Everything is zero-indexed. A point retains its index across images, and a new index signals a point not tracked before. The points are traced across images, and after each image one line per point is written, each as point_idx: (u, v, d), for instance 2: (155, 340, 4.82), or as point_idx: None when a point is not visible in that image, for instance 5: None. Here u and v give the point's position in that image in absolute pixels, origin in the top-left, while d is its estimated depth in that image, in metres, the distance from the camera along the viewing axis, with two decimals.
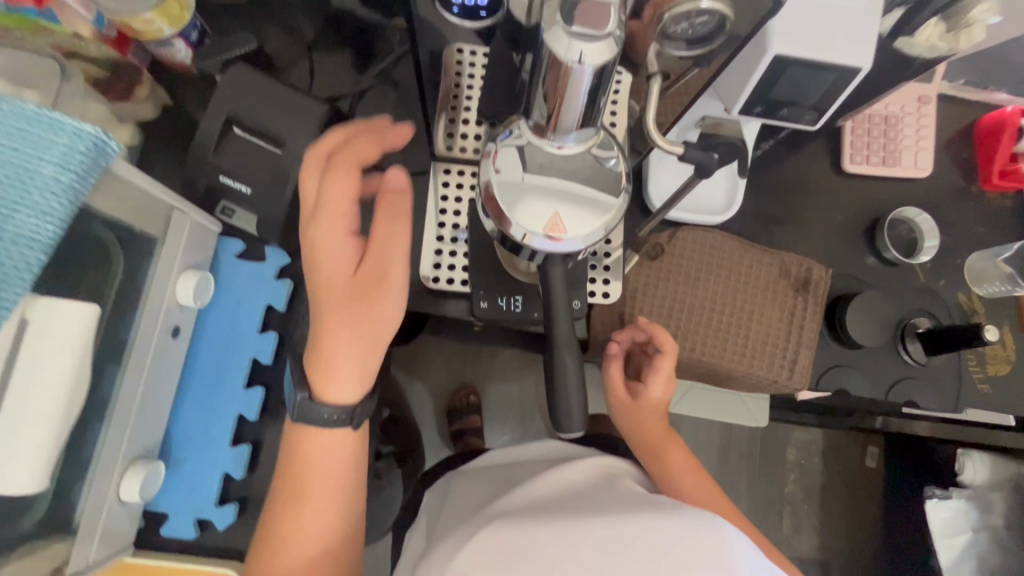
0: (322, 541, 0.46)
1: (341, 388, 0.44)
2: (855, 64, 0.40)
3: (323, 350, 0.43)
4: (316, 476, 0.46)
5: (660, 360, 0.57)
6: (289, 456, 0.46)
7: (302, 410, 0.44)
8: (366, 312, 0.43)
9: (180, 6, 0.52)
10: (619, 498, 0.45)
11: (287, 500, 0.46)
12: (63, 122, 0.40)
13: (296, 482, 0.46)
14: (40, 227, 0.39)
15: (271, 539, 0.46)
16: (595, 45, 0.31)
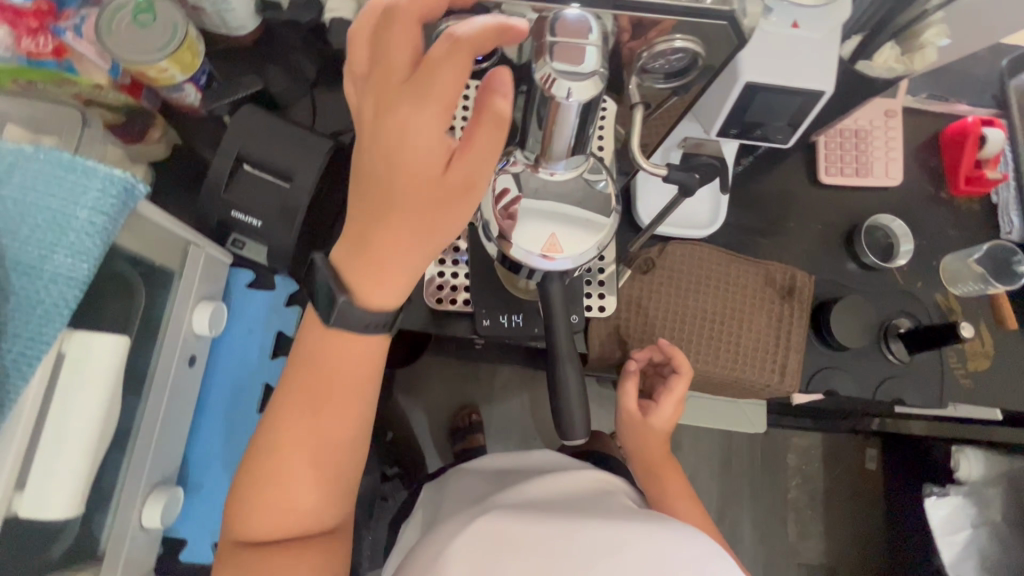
0: (332, 443, 0.45)
1: (389, 291, 0.40)
2: (819, 88, 0.44)
3: (373, 245, 0.38)
4: (335, 377, 0.44)
5: (674, 382, 0.63)
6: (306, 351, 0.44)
7: (338, 312, 0.40)
8: (434, 216, 0.37)
9: (192, 54, 0.56)
10: (609, 507, 0.56)
11: (301, 399, 0.44)
12: (96, 169, 0.42)
13: (312, 382, 0.44)
14: (77, 266, 0.42)
15: (279, 438, 0.44)
16: (582, 83, 0.34)
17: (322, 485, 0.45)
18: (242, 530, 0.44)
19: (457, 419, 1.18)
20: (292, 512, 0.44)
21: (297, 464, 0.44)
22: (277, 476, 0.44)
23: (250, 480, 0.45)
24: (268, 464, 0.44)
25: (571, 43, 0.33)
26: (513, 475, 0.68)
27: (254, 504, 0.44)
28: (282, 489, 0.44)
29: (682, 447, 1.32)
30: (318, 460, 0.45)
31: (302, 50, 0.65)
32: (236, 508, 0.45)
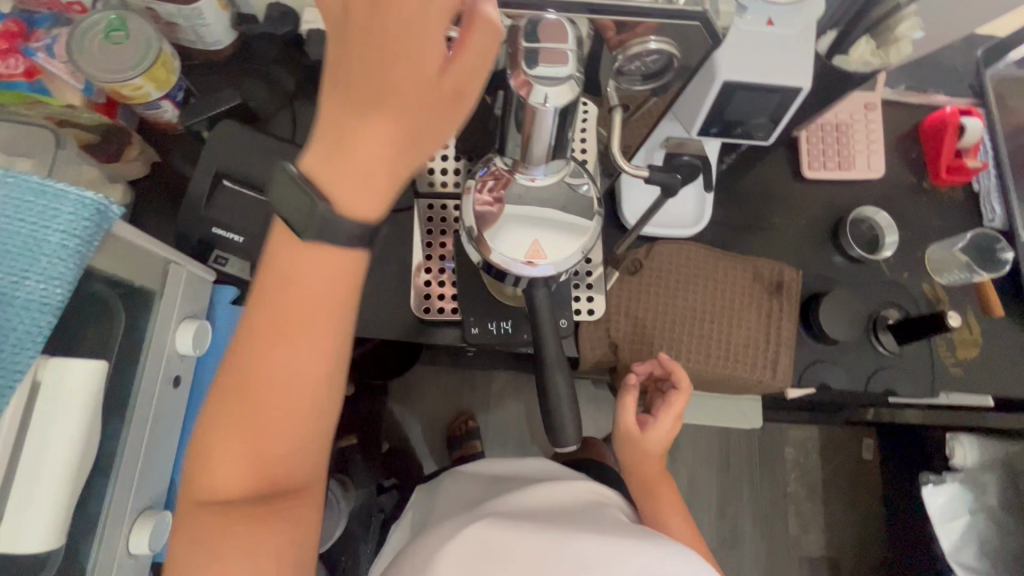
0: (299, 389, 0.34)
1: (371, 207, 0.32)
2: (796, 84, 0.44)
3: (353, 148, 0.30)
4: (307, 300, 0.33)
5: (674, 398, 0.63)
6: (271, 266, 0.34)
7: (316, 218, 0.31)
8: (425, 122, 0.31)
9: (167, 71, 0.55)
10: (599, 521, 0.56)
11: (265, 330, 0.34)
12: (67, 192, 0.36)
13: (278, 306, 0.33)
14: (51, 292, 0.36)
15: (238, 380, 0.34)
16: (558, 88, 0.34)
17: (295, 440, 0.35)
18: (195, 494, 0.35)
19: (453, 427, 1.17)
20: (259, 470, 0.35)
21: (261, 412, 0.34)
22: (237, 427, 0.34)
23: (205, 433, 0.35)
24: (225, 413, 0.35)
25: (548, 50, 0.33)
26: (511, 482, 0.67)
27: (210, 460, 0.35)
28: (246, 443, 0.34)
29: (680, 445, 1.32)
30: (289, 408, 0.35)
31: (280, 63, 0.64)
32: (188, 468, 0.35)
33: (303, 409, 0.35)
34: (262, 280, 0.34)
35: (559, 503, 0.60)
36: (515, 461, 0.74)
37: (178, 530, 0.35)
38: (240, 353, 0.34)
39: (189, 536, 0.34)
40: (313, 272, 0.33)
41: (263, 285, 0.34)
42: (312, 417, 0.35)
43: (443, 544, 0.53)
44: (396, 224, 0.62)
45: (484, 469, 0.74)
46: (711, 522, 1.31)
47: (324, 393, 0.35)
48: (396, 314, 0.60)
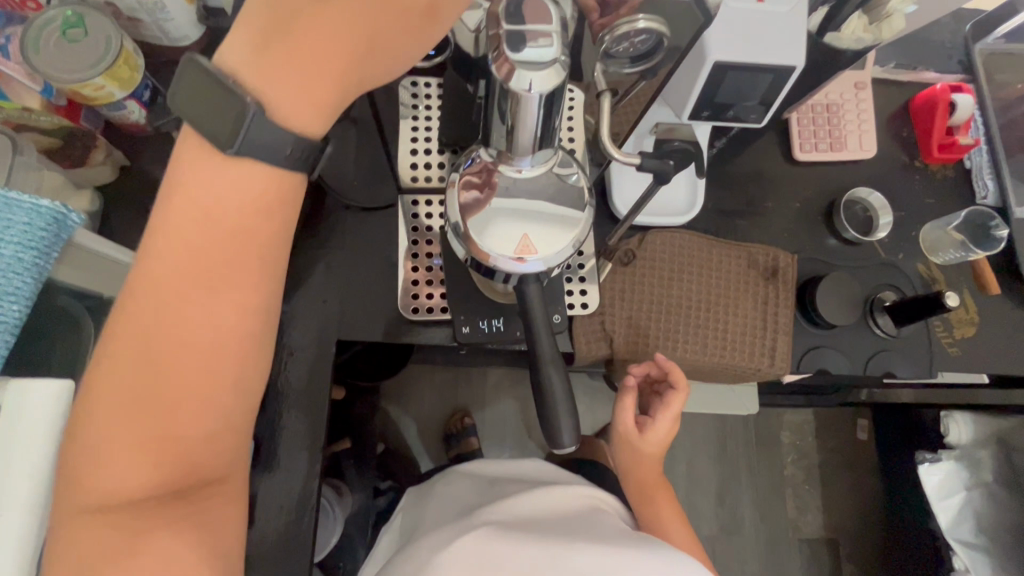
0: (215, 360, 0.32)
1: (314, 117, 0.31)
2: (789, 63, 0.42)
3: (301, 38, 0.29)
4: (218, 249, 0.31)
5: (673, 399, 0.63)
6: (172, 210, 0.31)
7: (247, 126, 0.29)
8: (380, 28, 0.30)
9: (130, 68, 0.52)
10: (599, 528, 0.55)
11: (167, 286, 0.31)
12: (18, 200, 0.35)
13: (181, 258, 0.31)
14: (6, 308, 0.35)
15: (137, 343, 0.32)
16: (542, 73, 0.32)
17: (208, 415, 0.33)
18: (84, 482, 0.32)
19: (448, 426, 1.15)
20: (164, 453, 0.32)
21: (168, 380, 0.32)
22: (138, 398, 0.32)
23: (96, 407, 0.32)
24: (122, 381, 0.32)
25: (535, 32, 0.31)
26: (504, 483, 0.66)
27: (105, 441, 0.32)
28: (149, 419, 0.32)
29: (677, 433, 1.32)
30: (199, 375, 0.32)
31: None
32: (75, 453, 0.32)
33: (216, 376, 0.33)
34: (161, 226, 0.31)
35: (555, 509, 0.59)
36: (509, 462, 0.73)
37: (62, 530, 0.31)
38: (138, 312, 0.32)
39: (78, 534, 0.31)
40: (230, 223, 0.31)
41: (163, 233, 0.31)
42: (228, 388, 0.33)
43: (439, 552, 0.53)
44: (380, 222, 0.60)
45: (476, 468, 0.72)
46: (710, 509, 1.31)
47: (240, 362, 0.33)
48: (382, 316, 0.58)
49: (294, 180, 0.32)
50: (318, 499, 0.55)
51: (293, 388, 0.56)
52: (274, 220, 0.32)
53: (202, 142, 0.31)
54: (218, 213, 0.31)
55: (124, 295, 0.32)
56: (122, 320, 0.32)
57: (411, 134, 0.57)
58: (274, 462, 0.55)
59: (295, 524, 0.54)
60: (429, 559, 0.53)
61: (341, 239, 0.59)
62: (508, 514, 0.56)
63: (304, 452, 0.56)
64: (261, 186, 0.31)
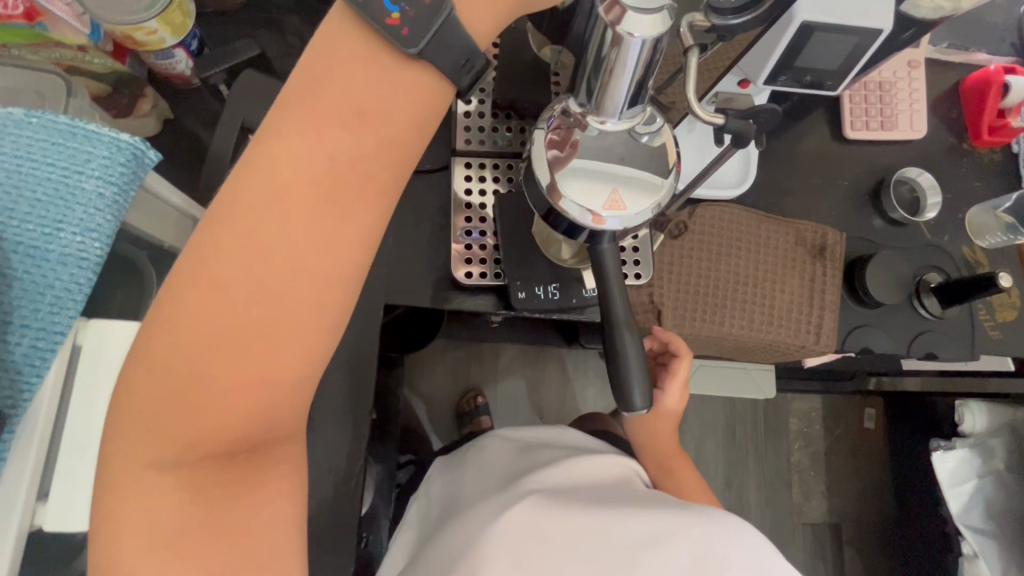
0: (315, 298, 0.28)
1: (489, 25, 0.28)
2: (877, 26, 0.42)
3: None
4: (342, 177, 0.27)
5: (678, 366, 0.62)
6: (294, 121, 0.26)
7: (438, 24, 0.25)
8: None
9: (183, 15, 0.51)
10: (639, 494, 0.55)
11: (271, 214, 0.26)
12: (100, 133, 0.38)
13: (297, 182, 0.26)
14: (87, 244, 0.38)
15: (228, 279, 0.27)
16: (648, 18, 0.31)
17: (300, 369, 0.29)
18: (156, 429, 0.28)
19: (462, 404, 1.15)
20: (248, 404, 0.28)
21: (265, 324, 0.27)
22: (224, 343, 0.27)
23: (171, 347, 0.27)
24: (205, 322, 0.27)
25: None
26: (539, 450, 0.65)
27: (186, 387, 0.28)
28: (235, 369, 0.28)
29: (688, 417, 1.33)
30: (299, 323, 0.28)
31: (295, 10, 0.59)
32: (149, 390, 0.28)
33: (314, 327, 0.28)
34: (284, 130, 0.26)
35: (596, 478, 0.58)
36: (544, 430, 0.71)
37: (122, 484, 0.28)
38: (232, 241, 0.26)
39: (143, 490, 0.28)
40: (366, 136, 0.27)
41: (277, 145, 0.26)
42: (324, 342, 0.29)
43: (489, 523, 0.52)
44: (432, 185, 0.58)
45: (507, 434, 0.71)
46: (717, 492, 1.32)
47: (340, 313, 0.29)
48: (432, 280, 0.57)
49: (444, 95, 0.28)
50: (364, 462, 0.55)
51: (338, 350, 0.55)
52: (408, 148, 0.28)
53: (361, 31, 0.26)
54: (354, 127, 0.26)
55: (213, 216, 0.27)
56: (208, 247, 0.27)
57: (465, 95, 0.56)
58: (318, 423, 0.54)
59: (342, 486, 0.54)
60: (478, 532, 0.52)
61: None
62: (545, 479, 0.56)
63: (348, 414, 0.55)
64: (411, 105, 0.27)
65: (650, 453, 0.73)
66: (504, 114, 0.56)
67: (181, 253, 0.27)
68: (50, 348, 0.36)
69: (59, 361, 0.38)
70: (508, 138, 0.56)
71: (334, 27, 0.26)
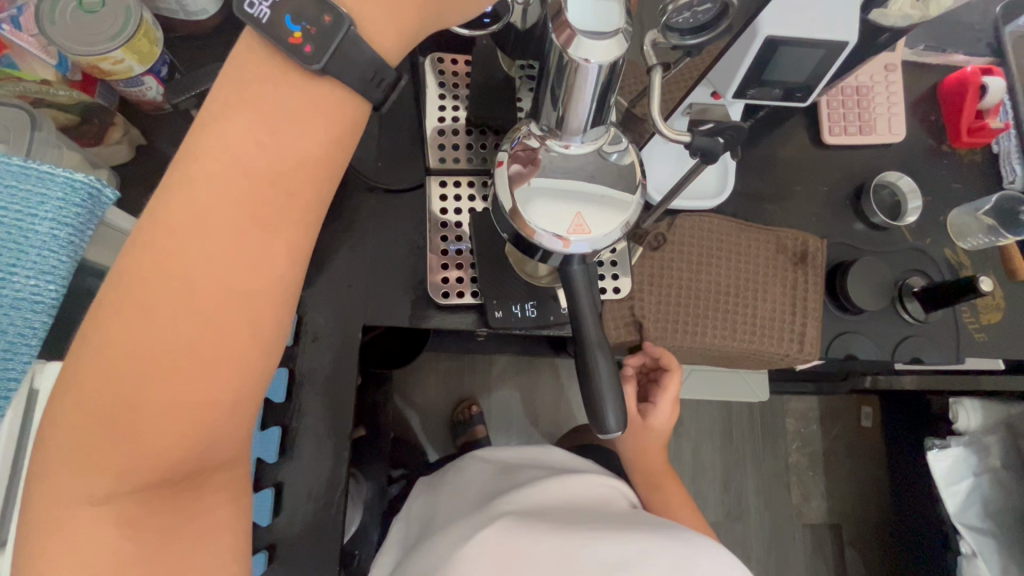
0: (253, 317, 0.29)
1: (393, 42, 0.29)
2: (841, 39, 0.41)
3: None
4: (266, 193, 0.28)
5: (667, 381, 0.64)
6: (214, 140, 0.27)
7: (338, 42, 0.27)
8: None
9: (150, 42, 0.51)
10: (616, 516, 0.55)
11: (200, 238, 0.27)
12: (53, 173, 0.38)
13: (222, 200, 0.27)
14: (41, 288, 0.38)
15: (156, 305, 0.27)
16: (604, 44, 0.31)
17: (239, 387, 0.30)
18: (87, 460, 0.28)
19: (456, 415, 1.14)
20: (188, 431, 0.29)
21: (197, 345, 0.28)
22: (157, 369, 0.27)
23: (100, 374, 0.27)
24: (133, 346, 0.27)
25: (596, 3, 0.30)
26: (519, 471, 0.65)
27: (118, 414, 0.28)
28: (169, 392, 0.28)
29: (683, 421, 1.32)
30: (233, 340, 0.29)
31: None
32: (83, 424, 0.28)
33: (250, 346, 0.29)
34: (201, 152, 0.27)
35: (570, 500, 0.58)
36: (522, 449, 0.71)
37: (52, 521, 0.28)
38: (158, 263, 0.27)
39: (74, 527, 0.28)
40: (287, 153, 0.28)
41: (197, 167, 0.27)
42: (261, 357, 0.30)
43: (460, 545, 0.51)
44: (406, 204, 0.58)
45: (490, 453, 0.71)
46: (715, 496, 1.31)
47: (273, 328, 0.30)
48: (408, 299, 0.56)
49: (357, 110, 0.30)
50: (344, 488, 0.54)
51: (316, 374, 0.54)
52: (329, 161, 0.29)
53: (282, 65, 0.28)
54: (276, 145, 0.28)
55: (137, 240, 0.27)
56: (136, 273, 0.27)
57: (438, 112, 0.55)
58: (296, 447, 0.53)
59: (323, 509, 0.53)
60: (449, 554, 0.52)
61: (363, 220, 0.57)
62: (522, 499, 0.56)
63: (327, 438, 0.54)
64: (332, 119, 0.29)
65: (636, 466, 0.72)
66: (478, 131, 0.55)
67: (107, 279, 0.27)
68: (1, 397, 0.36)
69: (14, 411, 0.37)
70: (482, 156, 0.55)
71: (241, 56, 0.28)
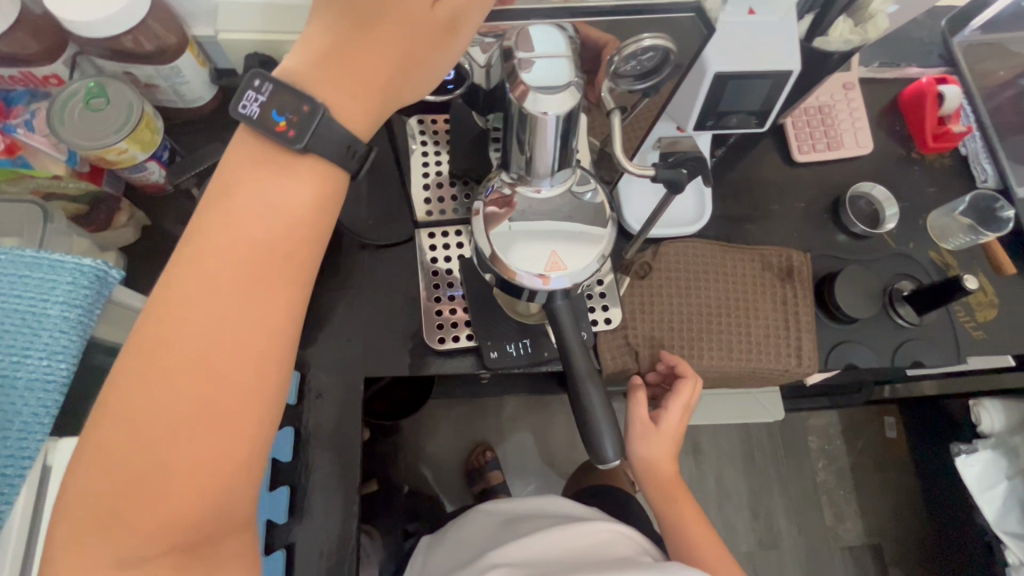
0: (255, 375, 0.31)
1: (364, 118, 0.32)
2: (785, 69, 0.45)
3: (353, 47, 0.30)
4: (265, 260, 0.30)
5: (682, 386, 0.59)
6: (216, 217, 0.30)
7: (316, 124, 0.30)
8: (420, 49, 0.30)
9: (151, 131, 0.55)
10: (621, 561, 0.55)
11: (209, 304, 0.30)
12: (64, 260, 0.41)
13: (227, 271, 0.30)
14: (53, 367, 0.39)
15: (171, 371, 0.29)
16: (558, 96, 0.33)
17: (247, 445, 0.31)
18: (111, 529, 0.29)
19: (470, 461, 1.13)
20: (203, 490, 0.30)
21: (210, 405, 0.30)
22: (174, 431, 0.29)
23: (121, 440, 0.29)
24: (151, 411, 0.29)
25: (546, 65, 0.34)
26: (524, 521, 0.63)
27: (140, 479, 0.29)
28: (182, 455, 0.29)
29: (703, 449, 1.29)
30: (242, 397, 0.30)
31: None
32: (101, 493, 0.29)
33: (255, 404, 0.31)
34: (208, 230, 0.30)
35: (576, 549, 0.57)
36: (523, 498, 0.69)
37: None
38: (171, 333, 0.29)
39: None
40: (279, 224, 0.31)
41: (203, 243, 0.30)
42: (267, 414, 0.31)
43: None
44: (399, 256, 0.60)
45: (494, 505, 0.70)
46: (745, 524, 1.27)
47: (275, 384, 0.32)
48: (406, 348, 0.57)
49: (340, 180, 0.32)
50: (355, 543, 0.54)
51: (321, 430, 0.55)
52: (316, 223, 0.32)
53: (268, 149, 0.31)
54: (271, 218, 0.30)
55: (152, 313, 0.30)
56: (152, 343, 0.29)
57: (422, 168, 0.59)
58: (305, 506, 0.54)
59: (336, 568, 0.53)
60: None
61: (359, 275, 0.59)
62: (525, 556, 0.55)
63: (337, 493, 0.54)
64: (315, 186, 0.31)
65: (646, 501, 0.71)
66: (462, 182, 0.58)
67: (124, 350, 0.29)
68: (17, 474, 0.37)
69: (29, 485, 0.38)
70: (467, 206, 0.58)
71: (239, 148, 0.31)
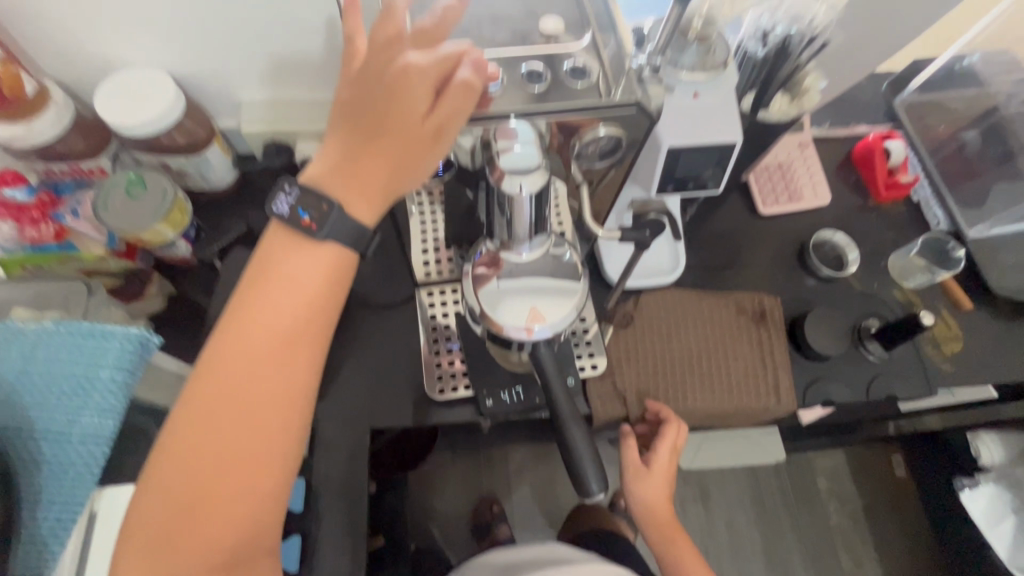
0: (280, 425, 0.36)
1: (371, 211, 0.38)
2: (729, 140, 0.52)
3: (361, 156, 0.37)
4: (289, 327, 0.36)
5: (666, 429, 0.63)
6: (250, 293, 0.37)
7: (332, 217, 0.37)
8: (414, 153, 0.37)
9: (183, 213, 0.62)
10: None
11: (245, 364, 0.35)
12: (113, 331, 0.46)
13: (259, 337, 0.36)
14: (103, 423, 0.44)
15: (213, 422, 0.35)
16: (531, 177, 0.40)
17: (272, 486, 0.36)
18: (156, 563, 0.33)
19: (478, 515, 1.14)
20: (234, 526, 0.34)
21: (242, 450, 0.35)
22: (212, 473, 0.34)
23: (169, 482, 0.34)
24: (195, 456, 0.34)
25: (519, 153, 0.40)
26: (523, 568, 0.65)
27: (184, 517, 0.34)
28: (218, 495, 0.34)
29: (711, 494, 1.29)
30: (269, 443, 0.35)
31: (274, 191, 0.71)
32: (152, 528, 0.34)
33: (281, 449, 0.36)
34: (245, 306, 0.36)
35: None
36: (522, 546, 0.71)
37: None
38: (212, 390, 0.35)
39: None
40: (300, 297, 0.37)
41: (241, 316, 0.36)
42: (290, 458, 0.36)
43: None
44: (401, 313, 0.66)
45: (494, 555, 0.71)
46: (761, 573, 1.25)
47: (296, 431, 0.37)
48: (409, 398, 0.62)
49: (350, 258, 0.39)
50: None
51: (331, 479, 0.59)
52: (331, 294, 0.38)
53: (291, 237, 0.37)
54: (294, 292, 0.37)
55: (200, 373, 0.36)
56: (199, 398, 0.35)
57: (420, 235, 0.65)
58: (316, 555, 0.57)
59: None
60: None
61: (365, 333, 0.65)
62: None
63: (346, 541, 0.57)
64: (329, 263, 0.37)
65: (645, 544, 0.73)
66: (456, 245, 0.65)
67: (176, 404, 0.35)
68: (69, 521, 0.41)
69: (76, 534, 0.43)
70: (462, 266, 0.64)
71: (268, 239, 0.38)
